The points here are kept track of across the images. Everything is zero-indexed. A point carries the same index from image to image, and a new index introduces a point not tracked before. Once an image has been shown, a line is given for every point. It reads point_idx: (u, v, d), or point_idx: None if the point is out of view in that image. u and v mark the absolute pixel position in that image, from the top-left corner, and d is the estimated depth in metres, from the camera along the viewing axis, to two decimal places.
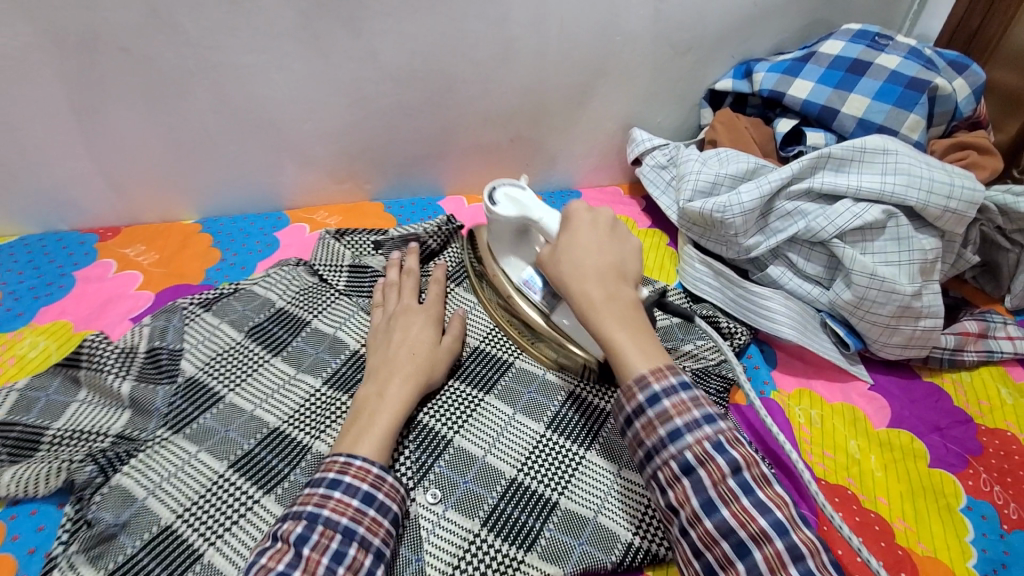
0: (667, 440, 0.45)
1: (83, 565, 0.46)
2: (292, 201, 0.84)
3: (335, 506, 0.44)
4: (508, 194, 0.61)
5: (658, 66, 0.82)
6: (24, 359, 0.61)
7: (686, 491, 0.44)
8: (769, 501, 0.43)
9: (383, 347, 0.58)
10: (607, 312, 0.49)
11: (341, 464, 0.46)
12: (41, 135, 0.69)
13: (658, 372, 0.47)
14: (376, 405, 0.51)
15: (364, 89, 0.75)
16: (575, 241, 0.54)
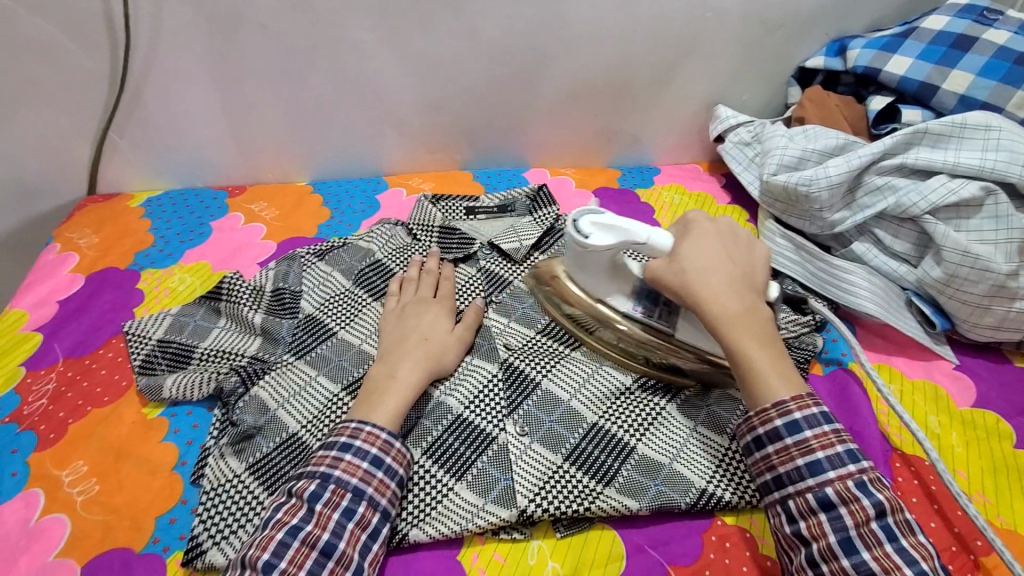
0: (807, 472, 0.45)
1: (230, 456, 0.54)
2: (390, 167, 0.91)
3: (345, 468, 0.48)
4: (595, 223, 0.54)
5: (748, 42, 0.83)
6: (175, 291, 0.71)
7: (823, 526, 0.44)
8: (914, 549, 0.42)
9: (395, 333, 0.60)
10: (747, 328, 0.49)
11: (352, 430, 0.50)
12: (190, 101, 0.80)
13: (799, 399, 0.47)
14: (386, 384, 0.54)
15: (463, 64, 0.81)
16: (704, 250, 0.53)
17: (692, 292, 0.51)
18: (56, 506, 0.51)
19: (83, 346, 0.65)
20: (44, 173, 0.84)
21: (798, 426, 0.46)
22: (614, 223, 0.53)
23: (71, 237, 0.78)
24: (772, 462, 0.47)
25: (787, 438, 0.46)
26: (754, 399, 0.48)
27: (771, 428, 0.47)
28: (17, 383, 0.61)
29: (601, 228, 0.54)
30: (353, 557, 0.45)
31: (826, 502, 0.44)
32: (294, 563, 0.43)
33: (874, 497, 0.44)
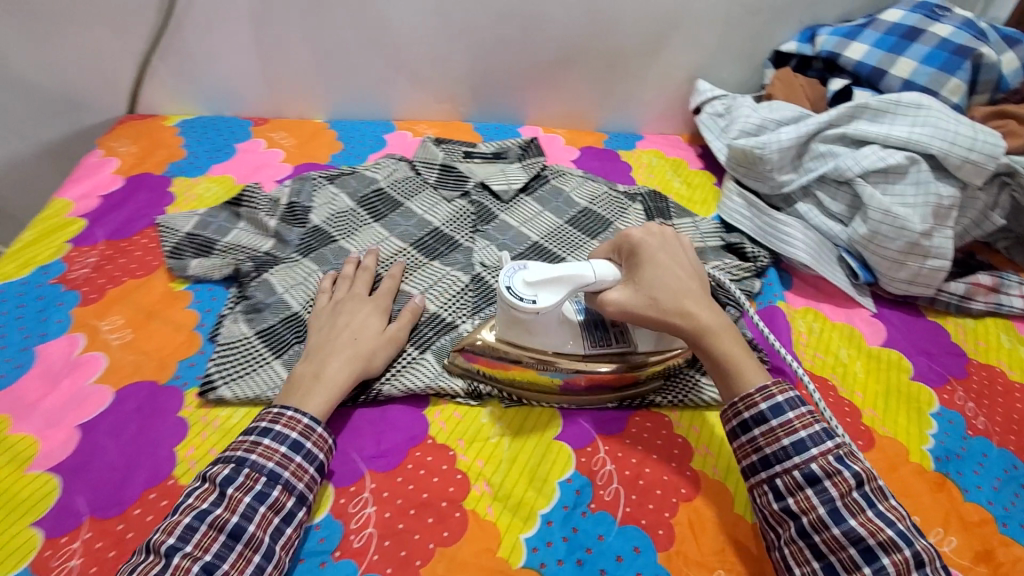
0: (769, 414, 0.51)
1: (242, 321, 0.64)
2: (400, 113, 1.01)
3: (262, 453, 0.49)
4: (534, 281, 0.53)
5: (730, 23, 0.92)
6: (203, 196, 0.82)
7: (811, 499, 0.48)
8: (889, 513, 0.47)
9: (328, 332, 0.60)
10: (724, 334, 0.54)
11: (273, 416, 0.51)
12: (227, 34, 0.90)
13: (779, 384, 0.52)
14: (312, 384, 0.55)
15: (473, 21, 0.89)
16: (665, 270, 0.55)
17: (662, 312, 0.53)
18: (96, 345, 0.61)
19: (121, 231, 0.75)
20: (91, 89, 0.94)
21: (781, 409, 0.51)
22: (554, 278, 0.52)
23: (113, 146, 0.88)
24: (759, 444, 0.51)
25: (773, 420, 0.51)
26: (744, 388, 0.53)
27: (757, 412, 0.52)
28: (64, 254, 0.71)
29: (542, 287, 0.52)
30: (263, 539, 0.46)
31: (813, 477, 0.48)
32: (199, 547, 0.43)
33: (875, 505, 0.47)
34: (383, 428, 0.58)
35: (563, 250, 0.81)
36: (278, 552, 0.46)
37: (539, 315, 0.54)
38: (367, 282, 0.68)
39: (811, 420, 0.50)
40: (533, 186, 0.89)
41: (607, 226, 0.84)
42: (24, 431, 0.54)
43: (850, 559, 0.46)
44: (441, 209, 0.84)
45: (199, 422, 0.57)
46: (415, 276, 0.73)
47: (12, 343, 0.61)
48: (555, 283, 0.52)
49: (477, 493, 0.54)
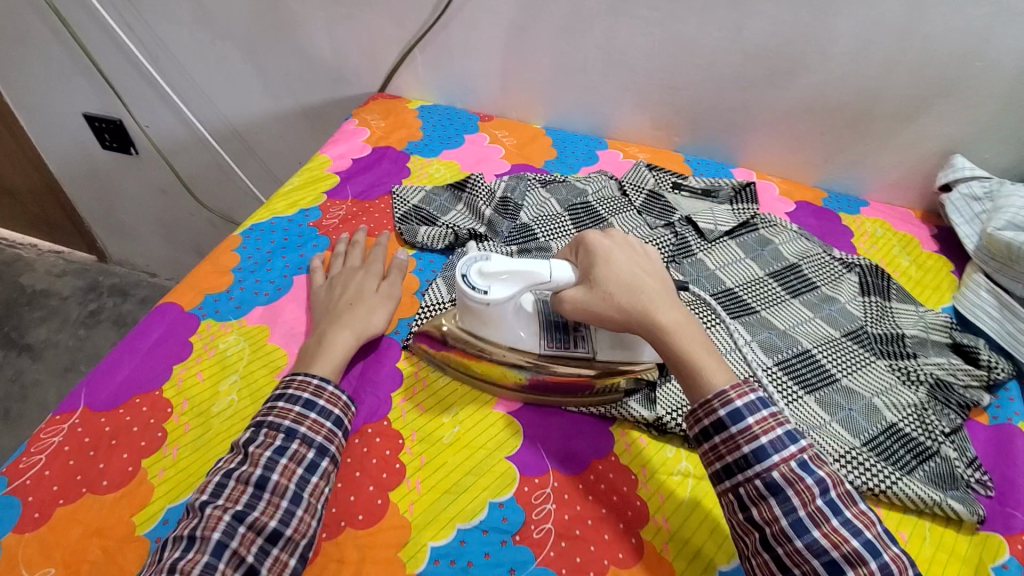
0: (754, 459, 0.48)
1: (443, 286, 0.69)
2: (614, 132, 1.04)
3: (311, 426, 0.52)
4: (485, 271, 0.56)
5: (1012, 102, 0.82)
6: (432, 175, 0.90)
7: (774, 510, 0.47)
8: (856, 520, 0.46)
9: (325, 299, 0.65)
10: (682, 332, 0.52)
11: (284, 383, 0.54)
12: (483, 36, 0.98)
13: (738, 387, 0.50)
14: (318, 348, 0.58)
15: (718, 57, 0.89)
16: (616, 269, 0.54)
17: (628, 314, 0.53)
18: None
19: (366, 194, 0.86)
20: (357, 66, 1.09)
21: (740, 416, 0.49)
22: (504, 271, 0.55)
23: (367, 117, 1.01)
24: (720, 452, 0.50)
25: (731, 428, 0.49)
26: (703, 393, 0.51)
27: (716, 420, 0.50)
28: (320, 204, 0.82)
29: (495, 279, 0.55)
30: (287, 487, 0.48)
31: (774, 486, 0.47)
32: (229, 499, 0.47)
33: (840, 514, 0.46)
34: (569, 431, 0.59)
35: (761, 304, 0.75)
36: (304, 498, 0.48)
37: (489, 307, 0.56)
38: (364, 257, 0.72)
39: (771, 425, 0.49)
40: (739, 232, 0.85)
41: (811, 287, 0.78)
42: (276, 341, 0.63)
43: (815, 572, 0.45)
44: (644, 231, 0.83)
45: (412, 376, 0.62)
46: None
47: (277, 269, 0.72)
48: (507, 280, 0.54)
49: (656, 525, 0.52)
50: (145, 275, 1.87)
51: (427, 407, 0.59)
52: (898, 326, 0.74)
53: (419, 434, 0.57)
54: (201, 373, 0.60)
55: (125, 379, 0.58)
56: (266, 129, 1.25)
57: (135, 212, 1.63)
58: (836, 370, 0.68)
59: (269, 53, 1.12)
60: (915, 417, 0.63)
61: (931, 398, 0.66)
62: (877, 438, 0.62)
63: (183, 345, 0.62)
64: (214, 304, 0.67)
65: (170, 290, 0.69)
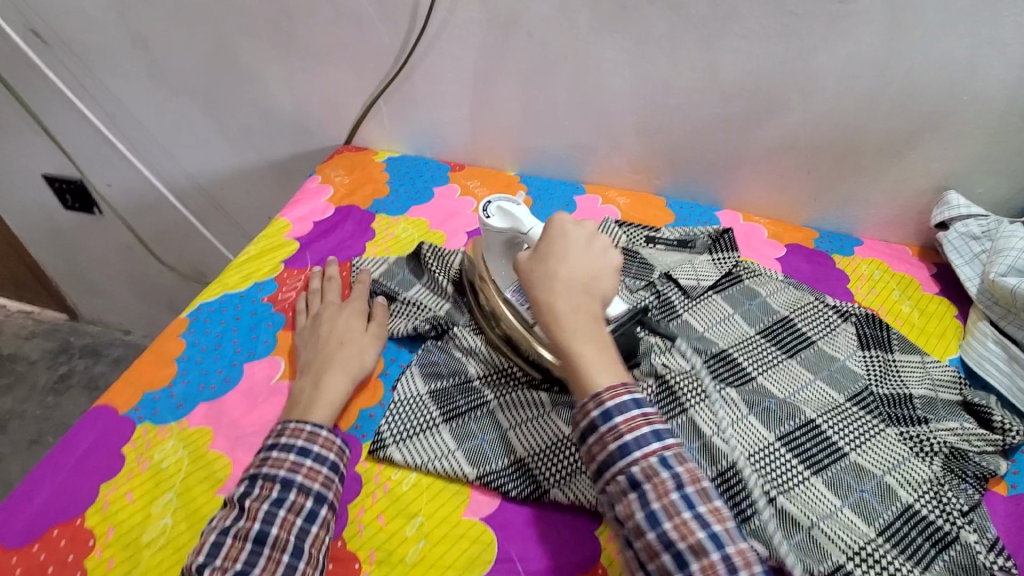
0: (618, 456, 0.50)
1: (418, 377, 0.66)
2: (591, 177, 0.99)
3: (273, 463, 0.52)
4: (499, 206, 0.69)
5: (1004, 133, 0.77)
6: (399, 237, 0.84)
7: (631, 506, 0.48)
8: (708, 514, 0.47)
9: (314, 340, 0.65)
10: (574, 324, 0.55)
11: (278, 429, 0.55)
12: (448, 85, 0.94)
13: (613, 389, 0.52)
14: (311, 395, 0.59)
15: (693, 97, 0.85)
16: (551, 255, 0.60)
17: (535, 287, 0.58)
18: (293, 374, 0.64)
19: (327, 261, 0.79)
20: (319, 119, 1.04)
21: (609, 415, 0.51)
22: (513, 210, 0.67)
23: (331, 173, 0.96)
24: (593, 453, 0.51)
25: (601, 427, 0.51)
26: (581, 394, 0.53)
27: (589, 420, 0.51)
28: (277, 274, 0.76)
29: (501, 211, 0.68)
30: (287, 541, 0.48)
31: (633, 482, 0.48)
32: (228, 560, 0.47)
33: (694, 507, 0.47)
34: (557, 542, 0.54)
35: (760, 368, 0.69)
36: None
37: (485, 229, 0.69)
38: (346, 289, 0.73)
39: (638, 424, 0.50)
40: (723, 284, 0.79)
41: (806, 343, 0.72)
42: (219, 448, 0.57)
43: (663, 567, 0.46)
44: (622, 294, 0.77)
45: (373, 480, 0.58)
46: None
47: (226, 355, 0.66)
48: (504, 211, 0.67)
49: None
50: (118, 333, 1.79)
51: (388, 521, 0.55)
52: (905, 385, 0.68)
53: (379, 555, 0.53)
54: (130, 494, 0.54)
55: (46, 501, 0.53)
56: (231, 184, 1.20)
57: (102, 271, 1.56)
58: (843, 442, 0.62)
59: (227, 109, 1.07)
60: (932, 499, 0.57)
61: (947, 471, 0.60)
62: (893, 524, 0.56)
63: (115, 457, 0.56)
64: (153, 404, 0.61)
65: (108, 388, 0.63)
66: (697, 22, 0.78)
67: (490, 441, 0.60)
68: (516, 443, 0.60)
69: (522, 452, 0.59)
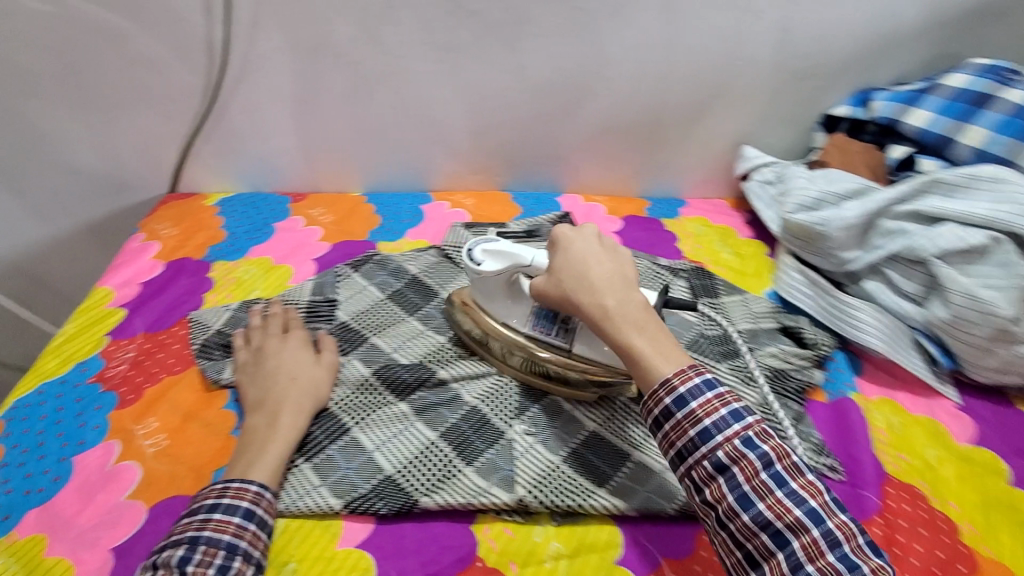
0: (699, 442, 0.48)
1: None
2: (435, 184, 1.00)
3: (215, 527, 0.48)
4: (485, 249, 0.64)
5: (775, 90, 0.89)
6: (241, 279, 0.80)
7: (720, 489, 0.47)
8: (802, 490, 0.46)
9: (269, 372, 0.63)
10: (617, 320, 0.53)
11: (218, 492, 0.51)
12: (269, 116, 0.90)
13: (681, 372, 0.50)
14: (264, 435, 0.57)
15: (510, 95, 0.88)
16: (569, 259, 0.57)
17: (569, 296, 0.56)
18: (131, 454, 0.59)
19: (160, 322, 0.74)
20: (136, 171, 0.96)
21: (683, 400, 0.49)
22: (499, 249, 0.62)
23: (155, 228, 0.89)
24: (670, 439, 0.50)
25: (677, 414, 0.49)
26: (649, 382, 0.51)
27: (663, 408, 0.50)
28: (103, 348, 0.70)
29: (488, 255, 0.63)
30: None
31: (720, 466, 0.47)
32: None
33: (785, 485, 0.46)
34: (433, 545, 0.54)
35: None
36: None
37: (482, 276, 0.64)
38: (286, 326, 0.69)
39: (713, 406, 0.48)
40: None
41: None
42: (56, 553, 0.52)
43: (763, 545, 0.45)
44: None
45: None
46: (456, 362, 0.68)
47: (51, 452, 0.59)
48: (494, 253, 0.62)
49: None
50: None
51: None
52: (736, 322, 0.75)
53: None
54: None
55: None
56: (49, 256, 1.07)
57: None
58: None
59: (22, 176, 0.95)
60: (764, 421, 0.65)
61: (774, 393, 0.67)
62: None
63: None
64: None
65: None
66: (496, 26, 0.81)
67: (356, 467, 0.58)
68: (383, 463, 0.59)
69: (391, 469, 0.58)
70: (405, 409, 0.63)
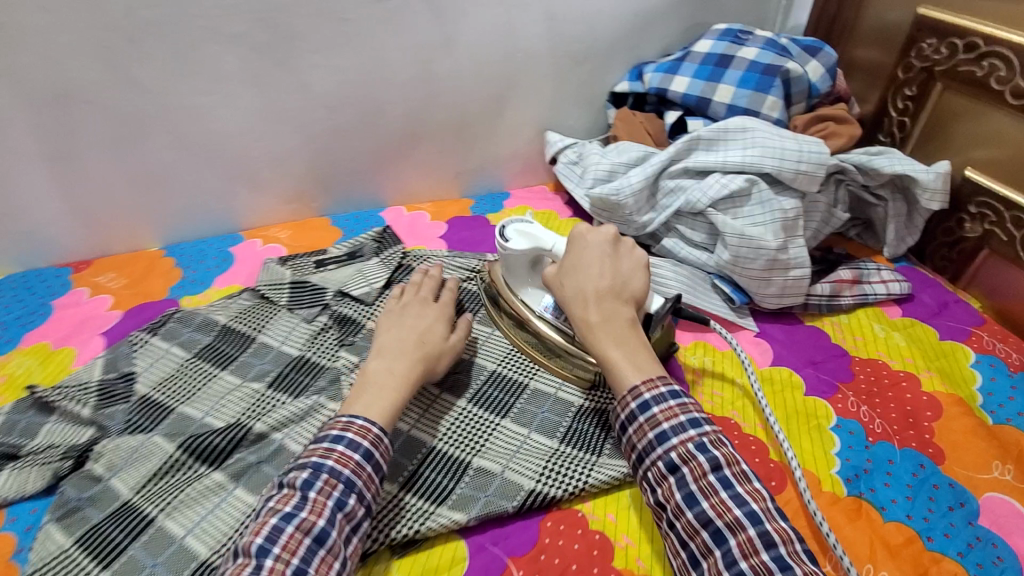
0: (655, 443, 0.51)
1: (56, 531, 0.54)
2: (246, 223, 0.93)
3: (338, 458, 0.50)
4: (517, 229, 0.67)
5: (561, 75, 0.94)
6: (13, 375, 0.70)
7: (670, 489, 0.49)
8: (746, 494, 0.47)
9: (398, 328, 0.64)
10: (599, 332, 0.56)
11: (344, 423, 0.52)
12: (20, 182, 0.78)
13: (650, 383, 0.53)
14: (361, 378, 0.58)
15: (303, 116, 0.84)
16: (580, 267, 0.61)
17: (567, 303, 0.60)
18: None
19: None
20: None
21: (648, 406, 0.52)
22: (533, 230, 0.67)
23: None
24: (632, 442, 0.52)
25: (639, 416, 0.52)
26: (617, 389, 0.54)
27: (628, 412, 0.53)
28: None
29: (517, 234, 0.67)
30: (340, 541, 0.47)
31: (671, 466, 0.49)
32: (288, 550, 0.45)
33: (731, 487, 0.48)
34: None
35: None
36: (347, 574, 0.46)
37: (505, 254, 0.67)
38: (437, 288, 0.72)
39: (674, 411, 0.51)
40: (397, 279, 0.82)
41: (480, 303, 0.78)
42: None
43: (702, 543, 0.47)
44: (299, 332, 0.74)
45: None
46: (277, 412, 0.64)
47: None
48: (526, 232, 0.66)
49: None
50: None
51: None
52: None
53: None
54: None
55: None
56: None
57: None
58: (520, 376, 0.70)
59: None
60: (592, 394, 0.67)
61: None
62: (569, 428, 0.64)
63: None
64: None
65: None
66: (265, 48, 0.77)
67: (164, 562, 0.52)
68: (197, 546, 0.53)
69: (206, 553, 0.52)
70: (221, 479, 0.58)
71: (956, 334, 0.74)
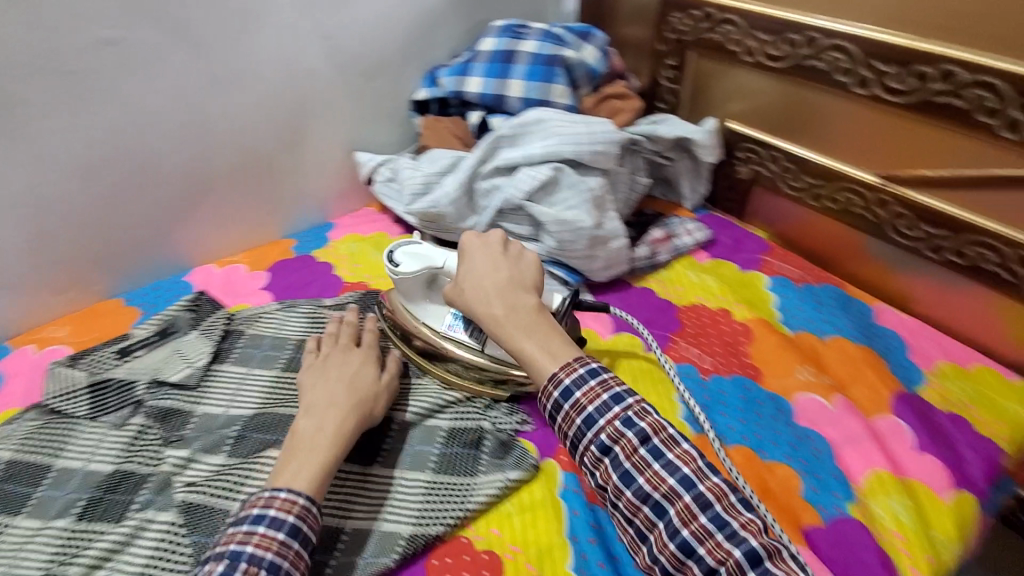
0: (585, 427, 0.51)
1: None
2: (9, 327, 0.76)
3: (259, 542, 0.46)
4: (407, 251, 0.67)
5: (352, 92, 0.90)
6: None
7: (607, 471, 0.50)
8: (677, 459, 0.48)
9: (323, 381, 0.59)
10: (509, 327, 0.55)
11: (266, 498, 0.48)
12: None
13: (568, 367, 0.52)
14: (312, 440, 0.53)
15: (51, 190, 0.71)
16: (472, 270, 0.60)
17: (467, 307, 0.58)
18: None
19: None
20: None
21: (570, 391, 0.52)
22: (421, 252, 0.66)
23: None
24: (564, 430, 0.52)
25: (564, 404, 0.52)
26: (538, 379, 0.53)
27: (552, 401, 0.52)
28: None
29: (405, 259, 0.66)
30: None
31: (604, 447, 0.50)
32: None
33: (661, 456, 0.49)
34: None
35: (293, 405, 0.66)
36: None
37: (399, 279, 0.66)
38: (357, 335, 0.67)
39: (596, 393, 0.51)
40: (225, 349, 0.73)
41: None
42: None
43: (646, 517, 0.49)
44: (111, 441, 0.63)
45: None
46: (96, 547, 0.54)
47: None
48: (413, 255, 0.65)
49: None
50: None
51: None
52: None
53: None
54: None
55: None
56: None
57: None
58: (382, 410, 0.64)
59: None
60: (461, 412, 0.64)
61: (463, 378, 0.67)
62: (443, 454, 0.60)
63: None
64: None
65: None
66: None
67: None
68: None
69: None
70: None
71: (752, 263, 0.84)
